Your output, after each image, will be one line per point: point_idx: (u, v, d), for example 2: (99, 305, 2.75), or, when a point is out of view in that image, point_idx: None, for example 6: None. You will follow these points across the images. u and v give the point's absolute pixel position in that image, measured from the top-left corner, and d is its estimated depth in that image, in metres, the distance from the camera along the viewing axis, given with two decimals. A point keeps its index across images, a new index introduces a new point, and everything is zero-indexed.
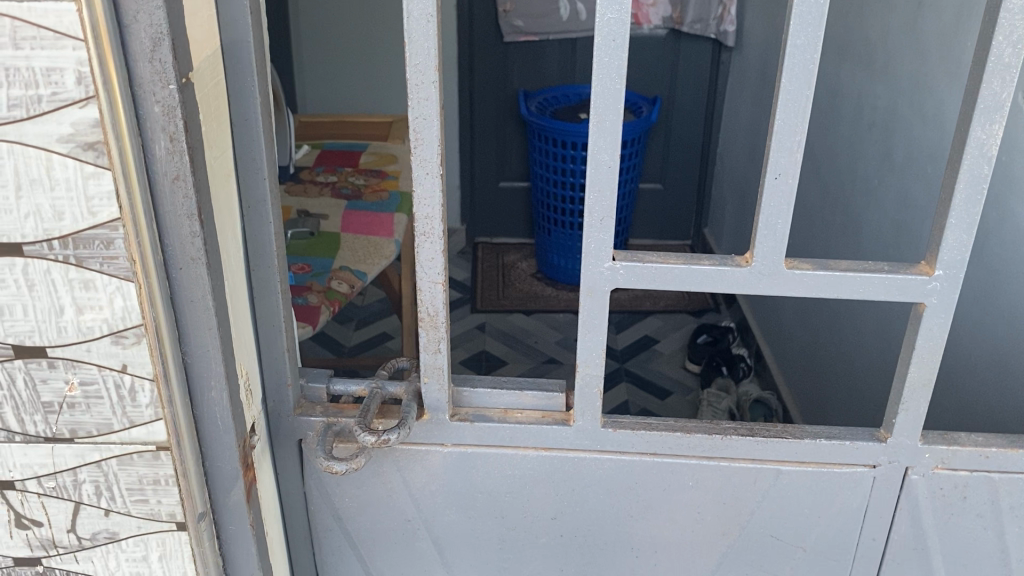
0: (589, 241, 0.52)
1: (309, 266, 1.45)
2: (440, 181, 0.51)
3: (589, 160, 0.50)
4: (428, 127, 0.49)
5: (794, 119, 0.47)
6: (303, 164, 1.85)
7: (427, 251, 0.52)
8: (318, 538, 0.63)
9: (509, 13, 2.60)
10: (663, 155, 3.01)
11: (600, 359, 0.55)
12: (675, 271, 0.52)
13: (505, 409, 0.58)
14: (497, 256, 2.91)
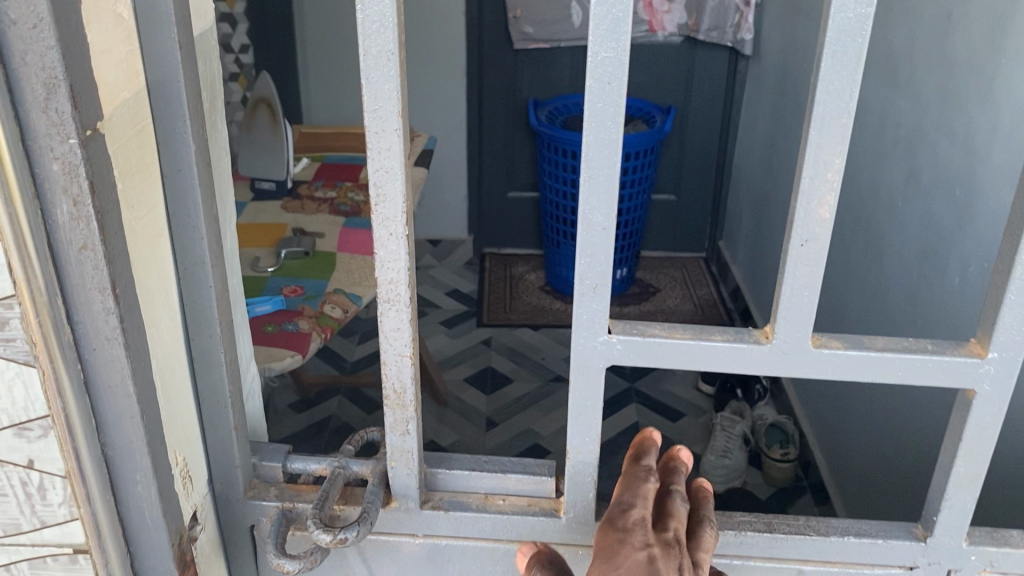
0: (582, 312, 0.45)
1: (301, 289, 1.39)
2: (405, 242, 0.44)
3: (580, 221, 0.43)
4: (391, 180, 0.42)
5: (826, 176, 0.40)
6: (302, 178, 1.79)
7: (393, 320, 0.46)
8: None
9: (520, 19, 2.54)
10: (678, 164, 2.92)
11: (593, 446, 0.49)
12: (681, 347, 0.45)
13: (485, 495, 0.52)
14: (504, 268, 2.86)
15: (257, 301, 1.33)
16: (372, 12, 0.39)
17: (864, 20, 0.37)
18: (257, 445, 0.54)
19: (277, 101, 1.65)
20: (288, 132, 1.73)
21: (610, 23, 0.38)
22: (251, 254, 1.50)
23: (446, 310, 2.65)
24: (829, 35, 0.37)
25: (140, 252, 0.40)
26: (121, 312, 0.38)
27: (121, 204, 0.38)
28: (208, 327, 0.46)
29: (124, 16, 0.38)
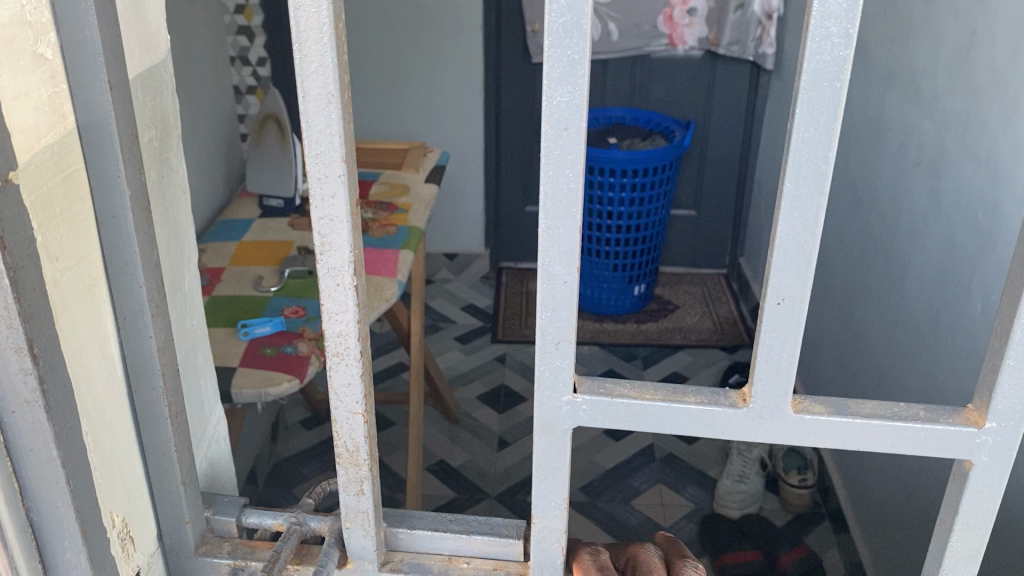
0: (545, 369, 0.51)
1: (302, 309, 1.37)
2: (352, 294, 0.49)
3: (543, 275, 0.48)
4: (335, 229, 0.48)
5: (799, 233, 0.46)
6: (310, 194, 1.78)
7: (343, 375, 0.52)
8: None
9: (538, 32, 2.69)
10: (698, 179, 2.88)
11: (557, 512, 0.56)
12: (653, 409, 0.53)
13: (448, 557, 0.60)
14: (521, 283, 2.94)
15: (257, 323, 1.32)
16: (307, 58, 0.43)
17: (834, 90, 0.42)
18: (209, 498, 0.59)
19: (284, 117, 1.65)
20: (298, 149, 1.73)
21: (565, 66, 0.42)
22: (254, 273, 1.48)
23: (462, 326, 2.70)
24: (806, 82, 0.42)
25: (70, 307, 0.43)
26: (40, 372, 0.40)
27: (41, 259, 0.40)
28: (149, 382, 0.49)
29: (46, 55, 0.41)
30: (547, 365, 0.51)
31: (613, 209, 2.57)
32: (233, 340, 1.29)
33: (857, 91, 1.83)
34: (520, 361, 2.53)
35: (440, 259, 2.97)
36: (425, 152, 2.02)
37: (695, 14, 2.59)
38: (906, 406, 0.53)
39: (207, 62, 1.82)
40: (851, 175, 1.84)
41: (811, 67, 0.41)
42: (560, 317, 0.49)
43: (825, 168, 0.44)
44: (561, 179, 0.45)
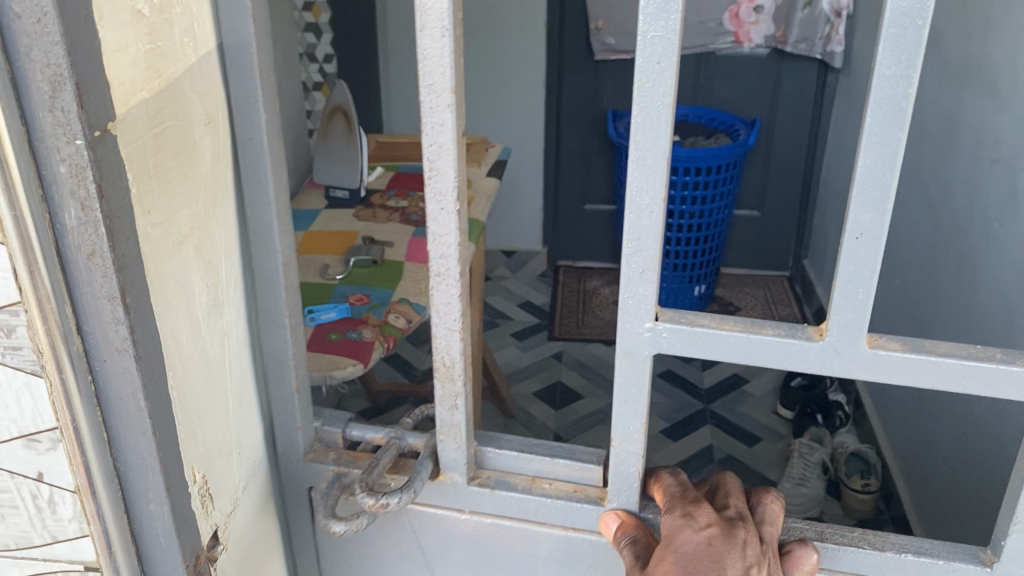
0: (633, 292, 0.63)
1: (366, 297, 1.38)
2: (453, 213, 0.64)
3: (634, 208, 0.59)
4: (442, 156, 0.62)
5: (879, 177, 0.55)
6: (374, 186, 1.80)
7: (445, 293, 0.67)
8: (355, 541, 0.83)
9: (602, 29, 2.69)
10: (762, 180, 2.84)
11: (637, 438, 0.69)
12: (732, 338, 0.63)
13: (532, 478, 0.76)
14: (578, 281, 2.98)
15: (323, 309, 1.33)
16: (436, 19, 0.57)
17: (916, 52, 0.51)
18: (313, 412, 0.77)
19: (351, 109, 1.67)
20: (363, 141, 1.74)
21: (659, 19, 0.53)
22: (320, 261, 1.50)
23: (520, 323, 2.74)
24: (887, 45, 0.51)
25: (160, 261, 0.48)
26: (130, 322, 0.46)
27: (134, 212, 0.46)
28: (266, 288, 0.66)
29: (143, 12, 0.45)
30: (634, 289, 0.63)
31: (674, 207, 2.56)
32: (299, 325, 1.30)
33: (931, 88, 1.79)
34: (577, 359, 2.55)
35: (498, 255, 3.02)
36: (487, 147, 2.04)
37: (761, 12, 2.56)
38: (976, 348, 0.62)
39: (283, 59, 1.87)
40: (923, 172, 1.81)
41: (892, 31, 0.50)
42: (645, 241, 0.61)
43: (902, 116, 0.52)
44: (650, 112, 0.56)
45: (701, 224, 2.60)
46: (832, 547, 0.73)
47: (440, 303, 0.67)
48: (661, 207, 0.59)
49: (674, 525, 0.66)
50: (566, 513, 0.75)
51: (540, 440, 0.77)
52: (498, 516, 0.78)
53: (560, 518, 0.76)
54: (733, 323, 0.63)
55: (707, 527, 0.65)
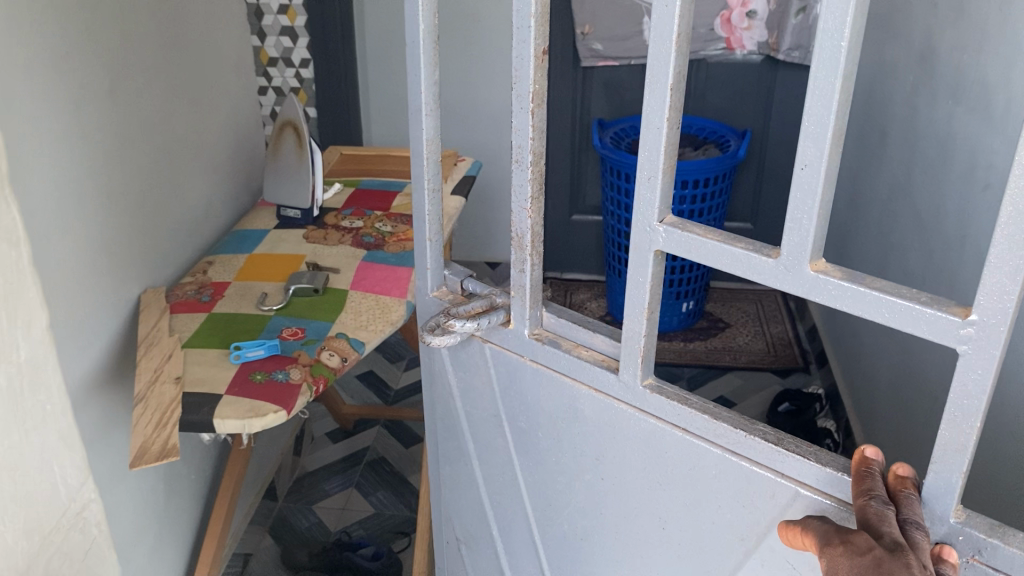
0: (641, 199, 0.77)
1: (301, 331, 1.28)
2: (526, 117, 0.84)
3: (646, 121, 0.73)
4: (522, 74, 0.82)
5: (820, 111, 0.62)
6: (330, 204, 1.70)
7: (519, 178, 0.87)
8: (466, 378, 1.12)
9: (588, 35, 2.58)
10: (756, 192, 2.74)
11: (638, 318, 0.83)
12: (707, 244, 0.73)
13: (578, 345, 0.95)
14: (565, 294, 2.88)
15: (251, 346, 1.23)
16: None
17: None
18: (450, 265, 1.08)
19: (302, 125, 1.58)
20: (317, 160, 1.64)
21: None
22: (259, 289, 1.41)
23: None
24: None
25: None
26: None
27: None
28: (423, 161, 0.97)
29: None
30: (643, 192, 0.76)
31: None
32: (224, 364, 1.21)
33: (924, 104, 1.68)
34: None
35: (482, 267, 2.92)
36: (456, 161, 1.94)
37: (755, 17, 2.46)
38: (915, 292, 0.64)
39: (238, 69, 1.77)
40: (913, 193, 1.71)
41: None
42: (654, 151, 0.74)
43: (837, 53, 0.60)
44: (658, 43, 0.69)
45: None
46: (758, 441, 0.79)
47: (515, 186, 0.88)
48: (666, 124, 0.72)
49: (836, 559, 0.62)
50: (589, 372, 0.93)
51: (594, 318, 0.95)
52: (546, 368, 0.98)
53: (587, 378, 0.93)
54: (715, 228, 0.75)
55: (870, 550, 0.60)
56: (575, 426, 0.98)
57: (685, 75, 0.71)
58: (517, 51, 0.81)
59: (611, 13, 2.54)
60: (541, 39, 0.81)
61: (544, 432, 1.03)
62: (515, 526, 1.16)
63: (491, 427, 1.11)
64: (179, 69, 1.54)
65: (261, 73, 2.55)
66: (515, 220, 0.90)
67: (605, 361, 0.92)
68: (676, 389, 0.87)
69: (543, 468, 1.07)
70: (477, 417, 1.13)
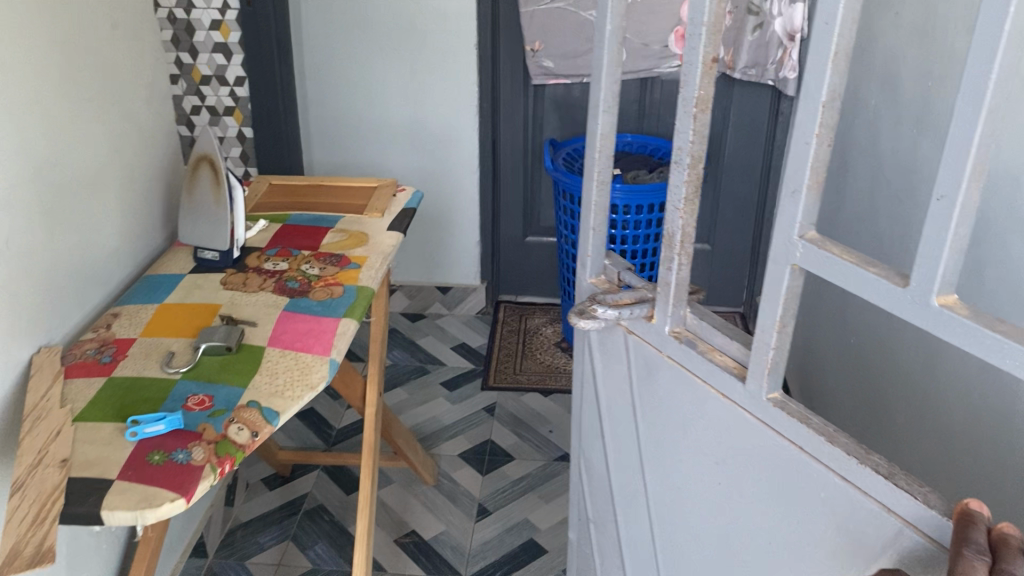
0: (792, 213, 0.80)
1: (209, 400, 1.16)
2: (689, 126, 0.91)
3: (797, 139, 0.77)
4: (690, 84, 0.90)
5: (967, 140, 0.63)
6: (254, 244, 1.57)
7: (676, 180, 0.94)
8: (610, 367, 1.19)
9: (538, 52, 2.47)
10: (713, 211, 2.69)
11: (770, 329, 0.87)
12: (844, 266, 0.76)
13: (713, 349, 0.99)
14: (520, 319, 2.76)
15: (150, 419, 1.10)
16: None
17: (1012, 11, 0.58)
18: (610, 255, 1.17)
19: (218, 160, 1.46)
20: (236, 197, 1.51)
21: None
22: (166, 347, 1.27)
23: (452, 369, 2.52)
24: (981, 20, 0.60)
25: None
26: None
27: None
28: (594, 155, 1.08)
29: None
30: (787, 207, 0.80)
31: (619, 245, 2.34)
32: (118, 442, 1.08)
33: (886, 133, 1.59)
34: (510, 411, 2.33)
35: (433, 291, 2.79)
36: (395, 191, 1.79)
37: (710, 33, 2.37)
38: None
39: (153, 95, 1.63)
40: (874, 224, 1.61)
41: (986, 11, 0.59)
42: (801, 165, 0.78)
43: (986, 79, 0.60)
44: (817, 59, 0.74)
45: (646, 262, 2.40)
46: (870, 471, 0.79)
47: (672, 187, 0.96)
48: (816, 140, 0.76)
49: None
50: (715, 376, 0.97)
51: (733, 325, 0.99)
52: (679, 365, 1.03)
53: (715, 383, 0.97)
54: (856, 251, 0.77)
55: None
56: (693, 425, 1.03)
57: (838, 96, 0.74)
58: (690, 58, 0.89)
59: (562, 29, 2.43)
60: (712, 48, 0.87)
61: (672, 433, 1.08)
62: (641, 514, 1.23)
63: (626, 417, 1.19)
64: (83, 100, 1.40)
65: (192, 91, 2.32)
66: (668, 219, 0.97)
67: (736, 367, 0.95)
68: (801, 407, 0.88)
69: (667, 465, 1.12)
70: (616, 405, 1.21)
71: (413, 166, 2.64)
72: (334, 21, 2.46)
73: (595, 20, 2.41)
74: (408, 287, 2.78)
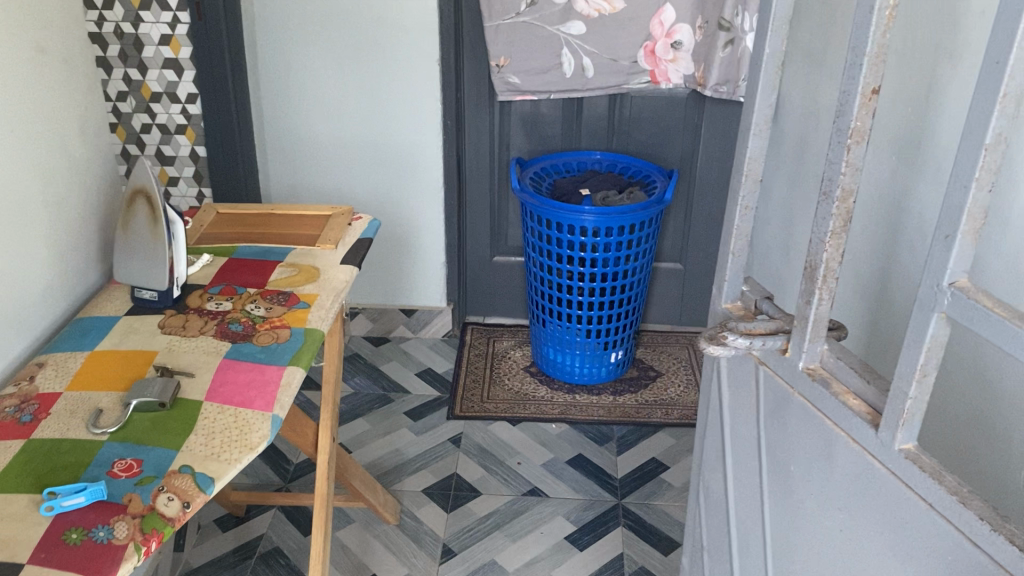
0: (953, 261, 0.72)
1: (138, 464, 1.05)
2: (841, 153, 0.81)
3: (957, 186, 0.69)
4: (843, 109, 0.80)
5: None
6: (196, 281, 1.47)
7: (822, 211, 0.85)
8: (738, 398, 1.10)
9: (504, 67, 2.39)
10: (685, 230, 2.63)
11: (909, 376, 0.77)
12: (1003, 325, 0.67)
13: (848, 392, 0.88)
14: (488, 341, 2.68)
15: (69, 490, 1.00)
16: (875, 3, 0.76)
17: None
18: (749, 282, 1.07)
19: (157, 192, 1.36)
20: (174, 229, 1.42)
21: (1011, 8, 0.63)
22: (94, 402, 1.17)
23: (417, 397, 2.43)
24: None
25: None
26: None
27: None
28: (739, 177, 1.00)
29: None
30: (939, 251, 0.72)
31: (589, 268, 2.26)
32: (32, 517, 0.97)
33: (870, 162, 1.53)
34: (477, 442, 2.24)
35: (397, 314, 2.68)
36: (350, 220, 1.70)
37: (680, 49, 2.33)
38: None
39: (87, 123, 1.52)
40: None
41: None
42: (955, 210, 0.70)
43: None
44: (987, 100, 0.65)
45: (617, 285, 2.31)
46: (1001, 540, 0.69)
47: (816, 218, 0.86)
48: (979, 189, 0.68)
49: None
50: (843, 419, 0.87)
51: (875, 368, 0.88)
52: (809, 404, 0.93)
53: (844, 427, 0.87)
54: (1012, 306, 0.69)
55: None
56: (816, 466, 0.94)
57: (1004, 139, 0.66)
58: (845, 87, 0.79)
59: (528, 44, 2.35)
60: (874, 79, 0.77)
61: (793, 473, 0.99)
62: (755, 555, 1.14)
63: (749, 452, 1.10)
64: (6, 131, 1.28)
65: (142, 109, 2.22)
66: (812, 250, 0.88)
67: (869, 414, 0.85)
68: (936, 463, 0.78)
69: (786, 508, 1.03)
70: (735, 438, 1.13)
71: (373, 186, 2.54)
72: (290, 36, 2.36)
73: (562, 35, 2.34)
74: (371, 309, 2.68)
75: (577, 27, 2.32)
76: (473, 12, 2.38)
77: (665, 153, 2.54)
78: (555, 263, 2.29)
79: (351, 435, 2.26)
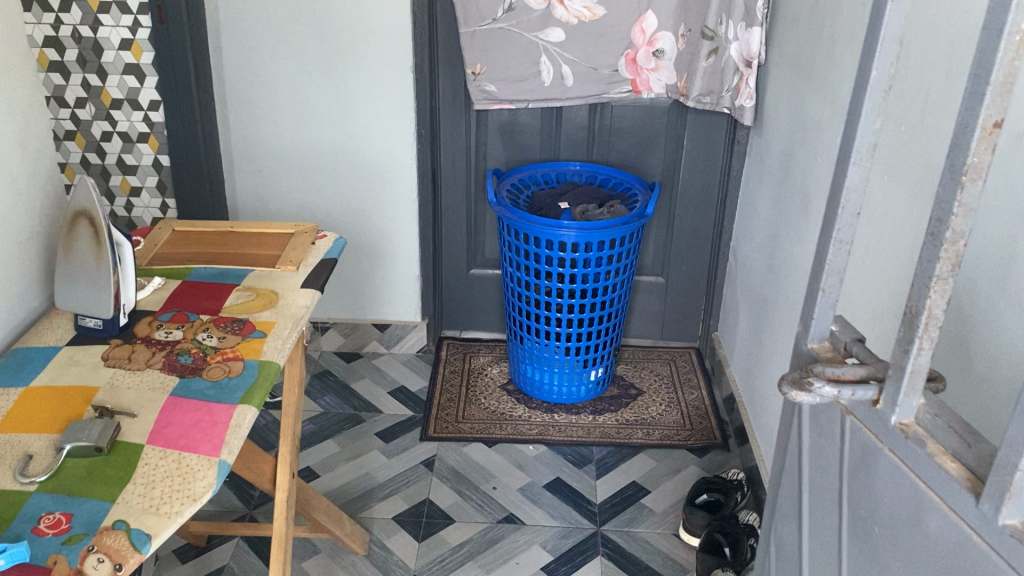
0: None
1: (67, 520, 0.96)
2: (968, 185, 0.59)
3: None
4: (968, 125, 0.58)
5: None
6: (146, 307, 1.37)
7: (930, 252, 0.63)
8: (809, 443, 0.89)
9: (480, 75, 2.31)
10: (666, 243, 2.56)
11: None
12: None
13: (945, 454, 0.65)
14: (463, 357, 2.59)
15: None
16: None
17: None
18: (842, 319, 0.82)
19: (99, 216, 1.25)
20: (122, 248, 1.32)
21: None
22: (25, 447, 1.07)
23: (390, 416, 2.34)
24: None
25: None
26: None
27: None
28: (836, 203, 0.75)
29: None
30: None
31: (567, 284, 2.18)
32: None
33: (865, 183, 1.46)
34: (450, 465, 2.16)
35: (369, 328, 2.60)
36: (315, 238, 1.61)
37: (662, 57, 2.26)
38: None
39: (27, 138, 1.42)
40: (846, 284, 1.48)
41: None
42: None
43: None
44: None
45: (596, 302, 2.23)
46: None
47: (921, 261, 0.64)
48: None
49: None
50: (940, 489, 0.65)
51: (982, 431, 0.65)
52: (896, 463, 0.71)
53: (939, 493, 0.66)
54: None
55: None
56: (900, 536, 0.73)
57: None
58: (961, 114, 0.59)
59: (505, 52, 2.27)
60: (999, 110, 0.57)
61: (874, 538, 0.77)
62: None
63: (822, 508, 0.88)
64: None
65: (102, 116, 2.13)
66: (913, 293, 0.66)
67: (971, 484, 0.62)
68: None
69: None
70: (813, 482, 0.90)
71: (345, 198, 2.44)
72: (258, 41, 2.26)
73: (541, 42, 2.26)
74: (342, 324, 2.59)
75: (556, 34, 2.24)
76: (448, 18, 2.30)
77: (647, 164, 2.46)
78: (532, 279, 2.21)
79: (319, 457, 2.17)
